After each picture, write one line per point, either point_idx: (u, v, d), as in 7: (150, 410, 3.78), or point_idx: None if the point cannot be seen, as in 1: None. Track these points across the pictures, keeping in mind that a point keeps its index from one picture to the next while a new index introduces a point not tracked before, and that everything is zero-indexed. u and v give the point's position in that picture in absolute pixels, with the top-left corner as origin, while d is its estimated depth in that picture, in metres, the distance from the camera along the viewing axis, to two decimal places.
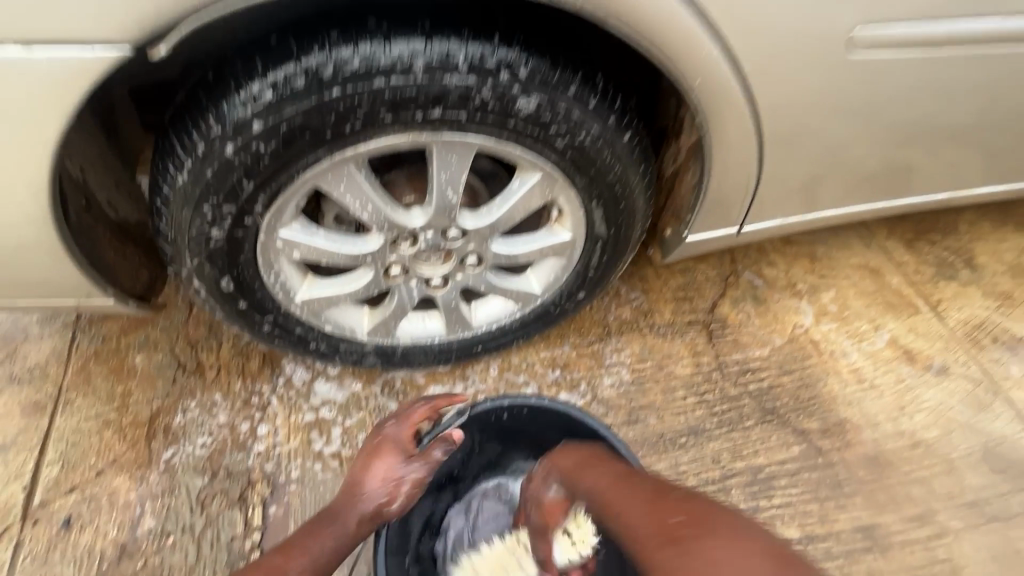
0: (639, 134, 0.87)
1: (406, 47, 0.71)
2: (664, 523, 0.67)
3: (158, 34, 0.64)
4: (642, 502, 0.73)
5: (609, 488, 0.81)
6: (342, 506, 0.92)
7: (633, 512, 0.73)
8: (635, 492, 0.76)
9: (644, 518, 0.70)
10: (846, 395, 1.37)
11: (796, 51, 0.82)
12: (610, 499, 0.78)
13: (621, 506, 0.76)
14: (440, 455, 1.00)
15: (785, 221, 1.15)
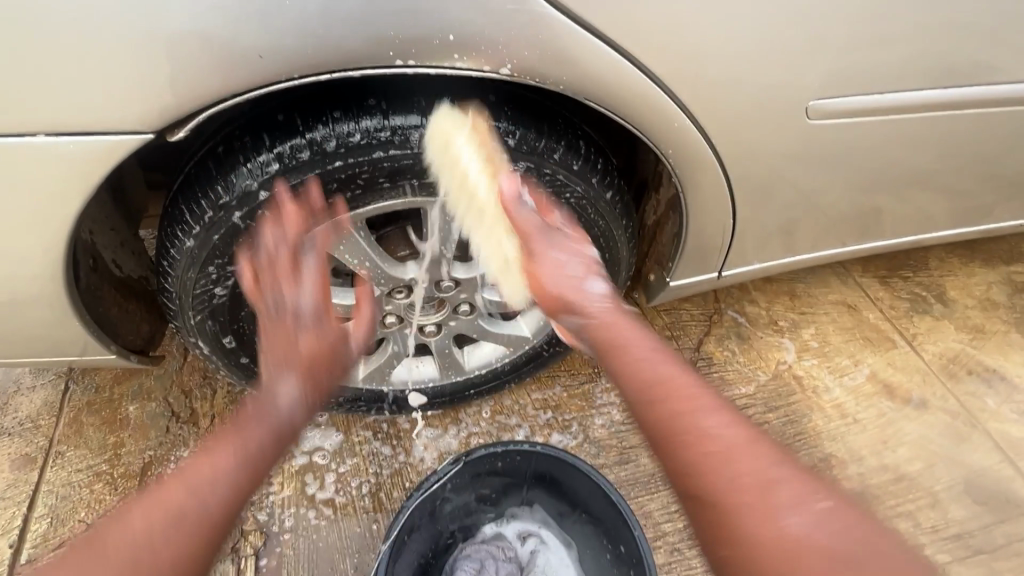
0: (620, 192, 0.93)
1: (404, 121, 0.77)
2: (788, 471, 0.63)
3: (177, 121, 0.69)
4: (748, 433, 0.67)
5: (692, 394, 0.70)
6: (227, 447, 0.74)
7: (732, 436, 0.66)
8: (734, 417, 0.68)
9: (751, 458, 0.64)
10: (830, 430, 1.41)
11: (762, 121, 0.89)
12: (695, 414, 0.68)
13: (723, 424, 0.67)
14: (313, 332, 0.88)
15: (759, 265, 1.23)
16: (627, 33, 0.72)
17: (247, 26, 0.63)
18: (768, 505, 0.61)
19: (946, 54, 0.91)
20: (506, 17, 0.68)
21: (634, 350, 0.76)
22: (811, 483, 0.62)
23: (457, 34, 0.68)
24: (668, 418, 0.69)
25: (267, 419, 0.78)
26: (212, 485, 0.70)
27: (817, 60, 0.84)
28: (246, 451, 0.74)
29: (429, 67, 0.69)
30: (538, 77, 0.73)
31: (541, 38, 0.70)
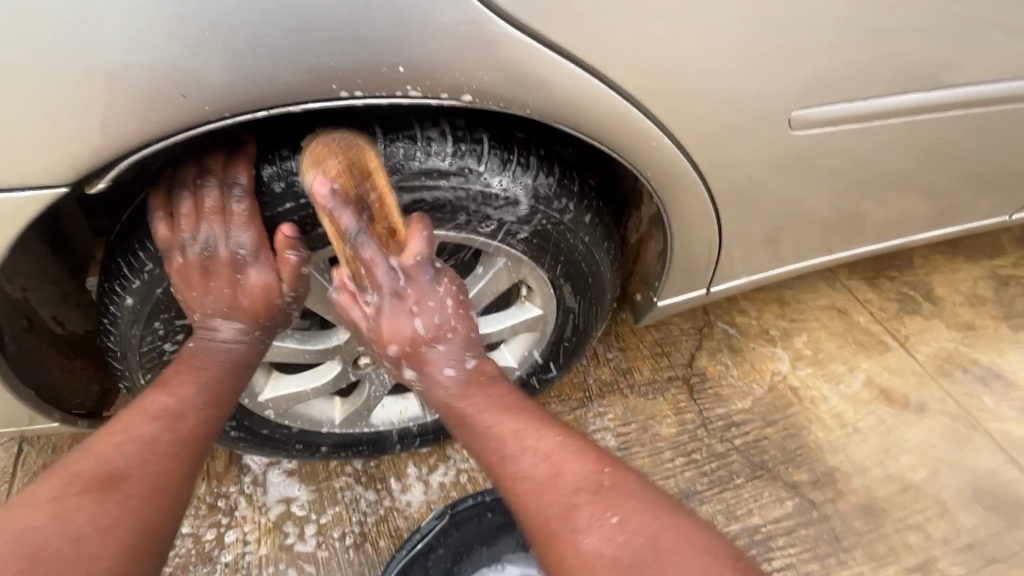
0: (597, 213, 0.89)
1: (359, 153, 0.70)
2: (586, 488, 0.67)
3: (102, 167, 0.63)
4: (562, 458, 0.70)
5: (513, 435, 0.72)
6: (147, 428, 0.66)
7: (545, 467, 0.69)
8: (546, 444, 0.71)
9: (558, 487, 0.68)
10: (831, 442, 1.37)
11: (738, 136, 0.85)
12: (517, 450, 0.70)
13: (534, 457, 0.70)
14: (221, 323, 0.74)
15: (747, 279, 1.19)
16: (595, 53, 0.68)
17: (171, 63, 0.57)
18: (570, 523, 0.65)
19: (922, 57, 0.89)
20: (462, 41, 0.62)
21: (476, 413, 0.74)
22: (602, 495, 0.67)
23: (411, 62, 0.62)
24: (489, 447, 0.72)
25: (203, 379, 0.73)
26: (144, 453, 0.64)
27: (794, 71, 0.80)
28: (185, 417, 0.69)
29: (383, 98, 0.64)
30: (503, 103, 0.68)
31: (502, 62, 0.65)
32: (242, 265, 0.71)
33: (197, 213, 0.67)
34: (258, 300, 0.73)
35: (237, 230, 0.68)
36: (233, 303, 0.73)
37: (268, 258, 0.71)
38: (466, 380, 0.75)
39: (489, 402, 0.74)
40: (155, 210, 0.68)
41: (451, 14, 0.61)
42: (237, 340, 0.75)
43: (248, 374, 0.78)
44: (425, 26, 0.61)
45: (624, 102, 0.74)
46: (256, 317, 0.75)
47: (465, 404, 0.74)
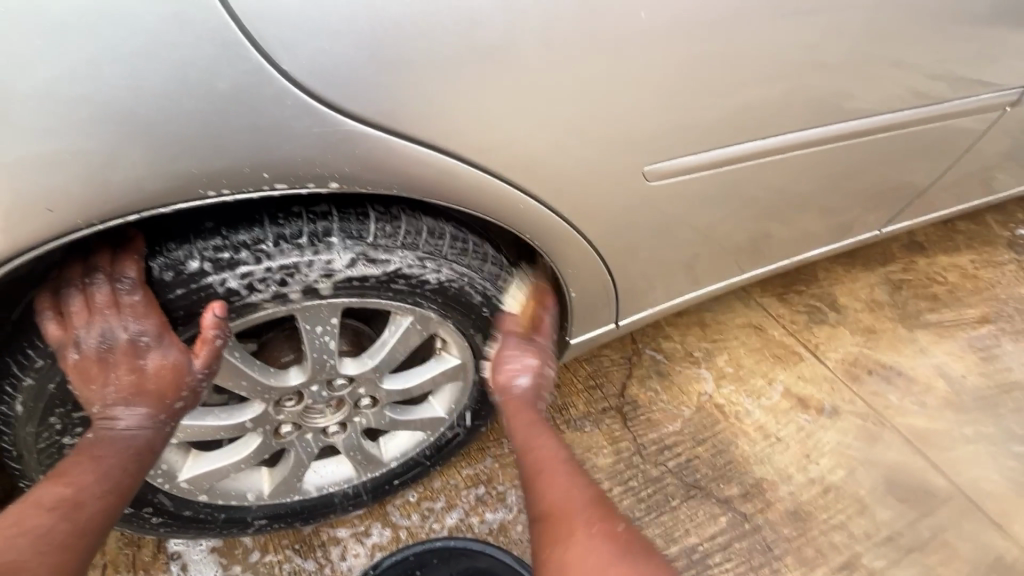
0: (496, 266, 0.93)
1: (245, 236, 0.73)
2: (602, 506, 0.79)
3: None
4: (586, 479, 0.84)
5: (559, 445, 0.88)
6: (40, 520, 0.65)
7: (574, 479, 0.83)
8: (578, 464, 0.86)
9: (581, 491, 0.81)
10: (758, 454, 1.44)
11: (617, 194, 0.92)
12: (556, 454, 0.87)
13: (569, 465, 0.85)
14: (124, 412, 0.74)
15: (656, 309, 1.27)
16: (452, 136, 0.70)
17: (25, 182, 0.56)
18: (581, 526, 0.76)
19: (778, 105, 0.99)
20: (315, 138, 0.64)
21: (538, 423, 0.94)
22: (610, 513, 0.79)
23: (264, 160, 0.63)
24: (535, 454, 0.88)
25: (101, 469, 0.72)
26: (36, 545, 0.63)
27: (663, 127, 0.87)
28: (83, 506, 0.68)
29: (246, 194, 0.65)
30: (368, 185, 0.70)
31: (360, 151, 0.67)
32: (143, 351, 0.72)
33: (89, 309, 0.69)
34: (166, 380, 0.74)
35: (135, 320, 0.70)
36: (137, 388, 0.74)
37: (172, 340, 0.73)
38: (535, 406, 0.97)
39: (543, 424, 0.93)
40: (41, 310, 0.69)
41: (301, 116, 0.62)
42: (141, 426, 0.75)
43: (152, 459, 0.77)
44: (274, 126, 0.61)
45: (490, 175, 0.77)
46: (162, 399, 0.76)
47: (526, 412, 0.96)
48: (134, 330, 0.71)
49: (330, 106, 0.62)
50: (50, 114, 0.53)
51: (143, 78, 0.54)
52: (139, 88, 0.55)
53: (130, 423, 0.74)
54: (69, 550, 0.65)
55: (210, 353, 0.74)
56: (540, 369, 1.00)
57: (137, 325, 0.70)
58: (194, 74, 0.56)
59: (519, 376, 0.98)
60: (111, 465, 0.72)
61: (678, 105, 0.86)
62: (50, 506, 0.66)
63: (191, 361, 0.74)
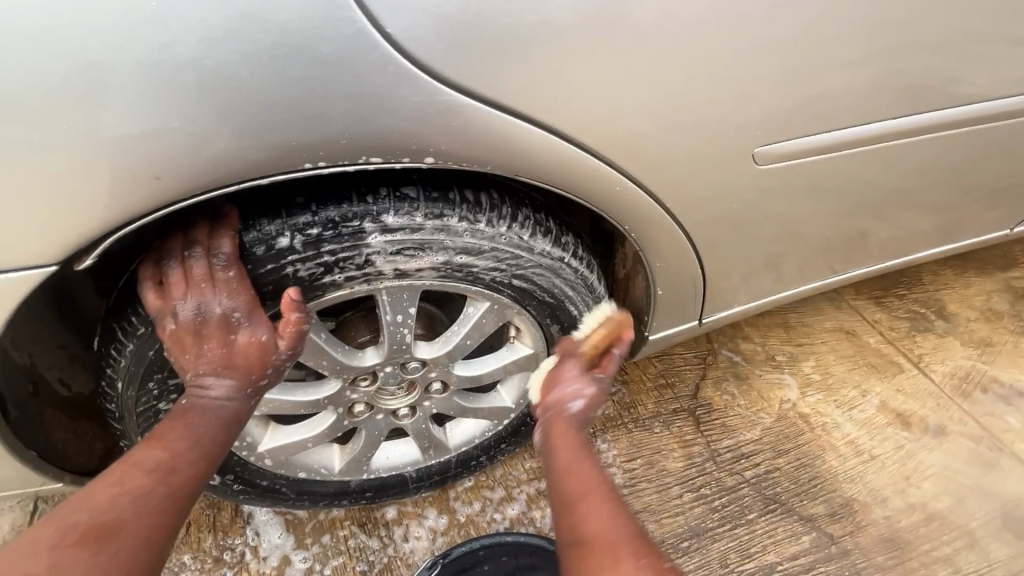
0: (579, 253, 0.88)
1: (334, 213, 0.72)
2: (632, 546, 0.66)
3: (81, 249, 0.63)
4: (619, 512, 0.70)
5: (592, 463, 0.75)
6: (137, 481, 0.67)
7: (610, 512, 0.69)
8: (611, 494, 0.71)
9: (610, 526, 0.68)
10: (848, 471, 1.32)
11: (715, 175, 0.85)
12: (582, 480, 0.73)
13: (602, 494, 0.71)
14: (214, 382, 0.76)
15: (743, 307, 1.18)
16: (551, 111, 0.66)
17: (144, 150, 0.57)
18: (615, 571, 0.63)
19: (903, 79, 0.88)
20: (415, 109, 0.61)
21: (573, 449, 0.77)
22: (649, 553, 0.66)
23: (363, 133, 0.61)
24: (572, 475, 0.74)
25: (193, 436, 0.73)
26: (135, 505, 0.65)
27: (771, 102, 0.79)
28: (176, 471, 0.70)
29: (342, 167, 0.63)
30: (462, 161, 0.67)
31: (457, 125, 0.64)
32: (235, 325, 0.74)
33: (187, 281, 0.71)
34: (253, 357, 0.76)
35: (229, 295, 0.71)
36: (226, 361, 0.75)
37: (260, 317, 0.74)
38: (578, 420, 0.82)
39: (563, 433, 0.80)
40: (144, 278, 0.72)
41: (402, 86, 0.60)
42: (229, 397, 0.77)
43: (238, 429, 0.79)
44: (374, 99, 0.60)
45: (588, 154, 0.72)
46: (249, 374, 0.77)
47: (571, 434, 0.79)
48: (229, 305, 0.72)
49: (432, 75, 0.60)
50: (162, 80, 0.54)
51: (251, 41, 0.54)
52: (246, 55, 0.54)
53: (219, 394, 0.76)
54: (165, 512, 0.68)
55: (291, 340, 0.76)
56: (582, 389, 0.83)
57: (233, 300, 0.72)
58: (301, 38, 0.55)
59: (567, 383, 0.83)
60: (201, 436, 0.74)
61: (790, 79, 0.78)
62: (149, 467, 0.69)
63: (273, 341, 0.76)
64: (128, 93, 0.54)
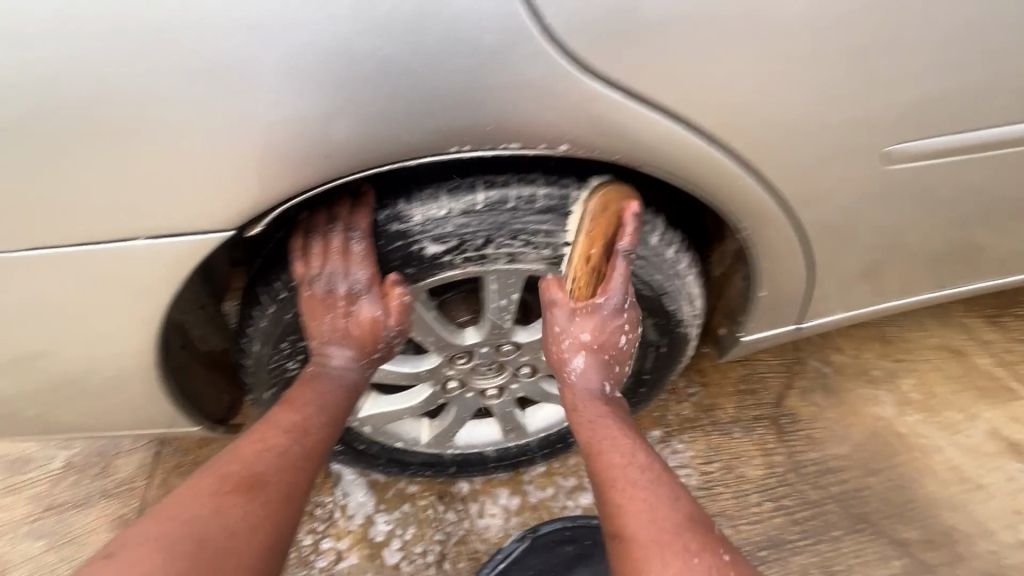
0: (680, 248, 0.90)
1: (459, 197, 0.77)
2: (686, 527, 0.74)
3: (254, 218, 0.70)
4: (672, 494, 0.78)
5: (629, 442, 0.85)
6: (276, 440, 0.78)
7: (647, 495, 0.77)
8: (659, 478, 0.80)
9: (664, 509, 0.76)
10: (949, 499, 1.25)
11: (836, 175, 0.82)
12: (635, 466, 0.81)
13: (648, 480, 0.80)
14: (337, 350, 0.87)
15: (846, 315, 1.12)
16: (683, 103, 0.68)
17: (310, 132, 0.63)
18: (664, 549, 0.72)
19: None
20: (558, 98, 0.65)
21: (602, 437, 0.86)
22: (703, 536, 0.74)
23: (509, 120, 0.66)
24: (603, 459, 0.84)
25: (317, 408, 0.84)
26: (278, 462, 0.76)
27: (904, 102, 0.77)
28: (308, 433, 0.81)
29: (485, 151, 0.68)
30: (593, 150, 0.71)
31: (594, 116, 0.67)
32: (357, 298, 0.83)
33: (325, 253, 0.79)
34: (369, 330, 0.86)
35: (356, 269, 0.80)
36: (347, 332, 0.87)
37: (379, 292, 0.83)
38: (609, 410, 0.90)
39: (626, 421, 0.89)
40: (294, 248, 0.81)
41: (548, 77, 0.64)
42: (348, 365, 0.88)
43: (356, 397, 0.89)
44: (520, 89, 0.64)
45: (714, 147, 0.73)
46: (365, 346, 0.89)
47: (610, 426, 0.87)
48: (361, 284, 0.82)
49: (578, 66, 0.63)
50: (336, 68, 0.59)
51: (425, 31, 0.59)
52: (415, 45, 0.59)
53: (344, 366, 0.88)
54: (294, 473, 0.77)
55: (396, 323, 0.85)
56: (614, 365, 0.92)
57: (367, 278, 0.82)
58: (465, 30, 0.59)
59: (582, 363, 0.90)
60: (326, 398, 0.85)
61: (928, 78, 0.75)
62: (287, 427, 0.80)
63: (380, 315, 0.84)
64: (305, 78, 0.59)
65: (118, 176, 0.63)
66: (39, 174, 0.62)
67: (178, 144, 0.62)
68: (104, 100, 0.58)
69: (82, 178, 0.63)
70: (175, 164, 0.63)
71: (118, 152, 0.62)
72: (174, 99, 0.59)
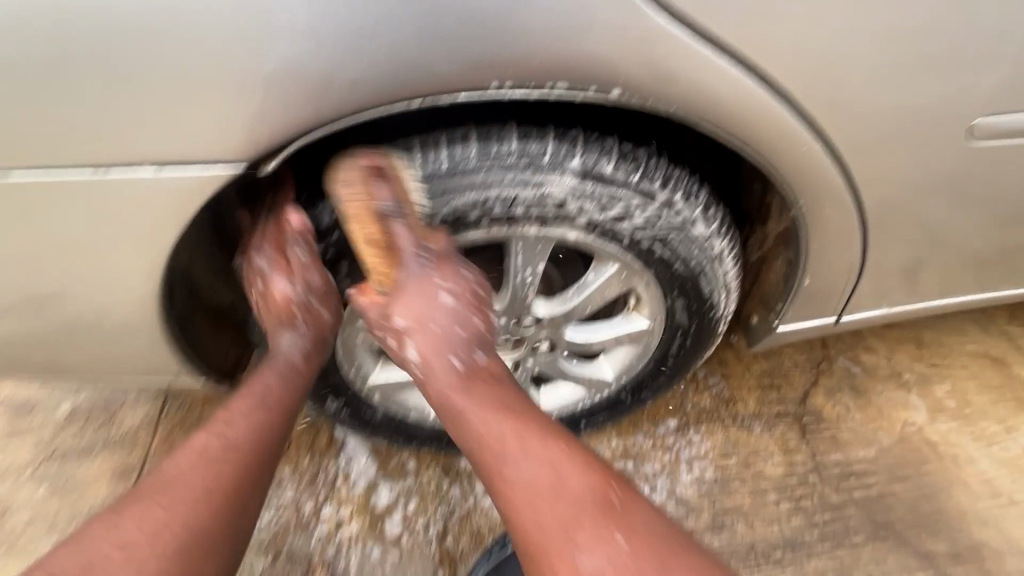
0: (723, 224, 0.84)
1: (493, 150, 0.72)
2: (586, 512, 0.68)
3: (269, 152, 0.64)
4: (573, 474, 0.71)
5: (491, 422, 0.74)
6: (238, 405, 0.79)
7: (526, 476, 0.71)
8: (552, 458, 0.72)
9: (554, 500, 0.69)
10: (979, 512, 1.19)
11: (901, 151, 0.75)
12: (517, 451, 0.72)
13: (532, 465, 0.71)
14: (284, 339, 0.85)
15: (891, 310, 1.03)
16: (747, 51, 0.62)
17: (337, 58, 0.57)
18: (569, 543, 0.66)
19: None
20: (616, 33, 0.59)
21: (469, 410, 0.76)
22: (609, 515, 0.68)
23: (559, 57, 0.60)
24: (469, 434, 0.75)
25: (289, 384, 0.83)
26: (245, 425, 0.77)
27: (988, 71, 0.69)
28: (266, 391, 0.81)
29: (529, 91, 0.62)
30: (651, 99, 0.64)
31: (652, 58, 0.61)
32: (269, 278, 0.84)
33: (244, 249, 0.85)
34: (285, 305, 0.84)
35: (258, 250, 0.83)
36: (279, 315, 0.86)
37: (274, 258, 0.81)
38: (446, 378, 0.78)
39: (452, 388, 0.78)
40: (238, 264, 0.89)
41: (608, 7, 0.58)
42: (296, 345, 0.85)
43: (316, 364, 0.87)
44: (577, 20, 0.58)
45: (777, 102, 0.67)
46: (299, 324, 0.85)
47: (457, 397, 0.77)
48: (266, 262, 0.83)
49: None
50: None
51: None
52: None
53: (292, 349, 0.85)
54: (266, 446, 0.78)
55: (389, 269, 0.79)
56: (461, 330, 0.80)
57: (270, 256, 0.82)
58: None
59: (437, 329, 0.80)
60: (276, 374, 0.83)
61: (1018, 44, 0.67)
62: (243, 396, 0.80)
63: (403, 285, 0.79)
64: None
65: (126, 98, 0.58)
66: (42, 90, 0.57)
67: (193, 65, 0.57)
68: (114, 7, 0.53)
69: (88, 97, 0.58)
70: (189, 87, 0.58)
71: (128, 69, 0.57)
72: (190, 11, 0.54)
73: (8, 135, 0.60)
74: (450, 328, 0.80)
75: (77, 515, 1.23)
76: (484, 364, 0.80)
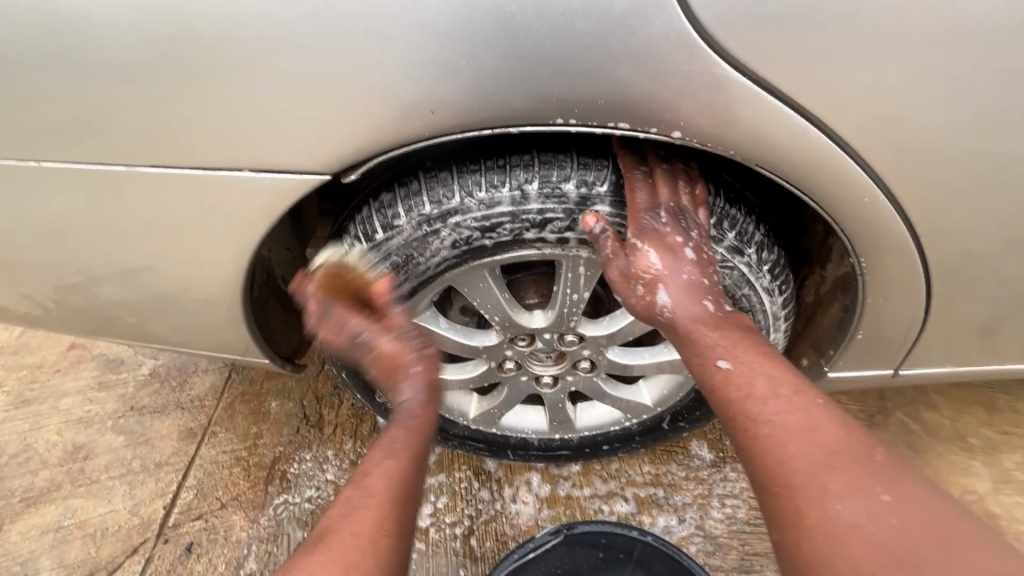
0: (778, 264, 0.84)
1: (555, 175, 0.76)
2: (850, 452, 0.58)
3: (351, 164, 0.71)
4: (814, 416, 0.62)
5: (809, 449, 0.59)
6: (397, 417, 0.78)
7: (880, 528, 0.52)
8: (792, 397, 0.65)
9: (805, 441, 0.60)
10: None
11: (976, 207, 0.72)
12: (764, 392, 0.66)
13: (783, 405, 0.64)
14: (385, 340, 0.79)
15: (957, 369, 0.98)
16: (814, 97, 0.62)
17: (421, 86, 0.63)
18: (822, 490, 0.56)
19: None
20: (682, 79, 0.62)
21: (728, 349, 0.72)
22: (870, 468, 0.57)
23: (622, 99, 0.63)
24: (773, 467, 0.60)
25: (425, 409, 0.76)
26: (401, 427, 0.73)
27: None
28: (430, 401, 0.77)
29: (591, 129, 0.66)
30: (710, 142, 0.66)
31: (716, 105, 0.63)
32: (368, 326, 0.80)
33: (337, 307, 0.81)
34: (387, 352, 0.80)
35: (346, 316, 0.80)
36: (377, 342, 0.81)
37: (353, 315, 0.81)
38: (724, 339, 0.73)
39: (810, 411, 0.63)
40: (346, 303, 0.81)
41: (677, 54, 0.60)
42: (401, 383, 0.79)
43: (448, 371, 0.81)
44: (647, 65, 0.61)
45: (841, 152, 0.67)
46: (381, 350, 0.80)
47: (709, 335, 0.74)
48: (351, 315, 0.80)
49: (710, 44, 0.59)
50: (458, 23, 0.59)
51: None
52: (545, 6, 0.58)
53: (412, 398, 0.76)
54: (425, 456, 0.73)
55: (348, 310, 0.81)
56: (704, 280, 0.78)
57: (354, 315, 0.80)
58: None
59: (685, 275, 0.77)
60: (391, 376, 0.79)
61: None
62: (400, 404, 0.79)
63: (634, 242, 0.76)
64: (423, 31, 0.60)
65: (235, 106, 0.66)
66: (169, 95, 0.66)
67: (295, 82, 0.64)
68: (234, 29, 0.61)
69: (205, 102, 0.66)
70: (287, 102, 0.65)
71: (240, 83, 0.64)
72: (297, 37, 0.61)
73: (135, 132, 0.69)
74: (697, 277, 0.77)
75: (146, 467, 1.36)
76: (732, 313, 0.78)
